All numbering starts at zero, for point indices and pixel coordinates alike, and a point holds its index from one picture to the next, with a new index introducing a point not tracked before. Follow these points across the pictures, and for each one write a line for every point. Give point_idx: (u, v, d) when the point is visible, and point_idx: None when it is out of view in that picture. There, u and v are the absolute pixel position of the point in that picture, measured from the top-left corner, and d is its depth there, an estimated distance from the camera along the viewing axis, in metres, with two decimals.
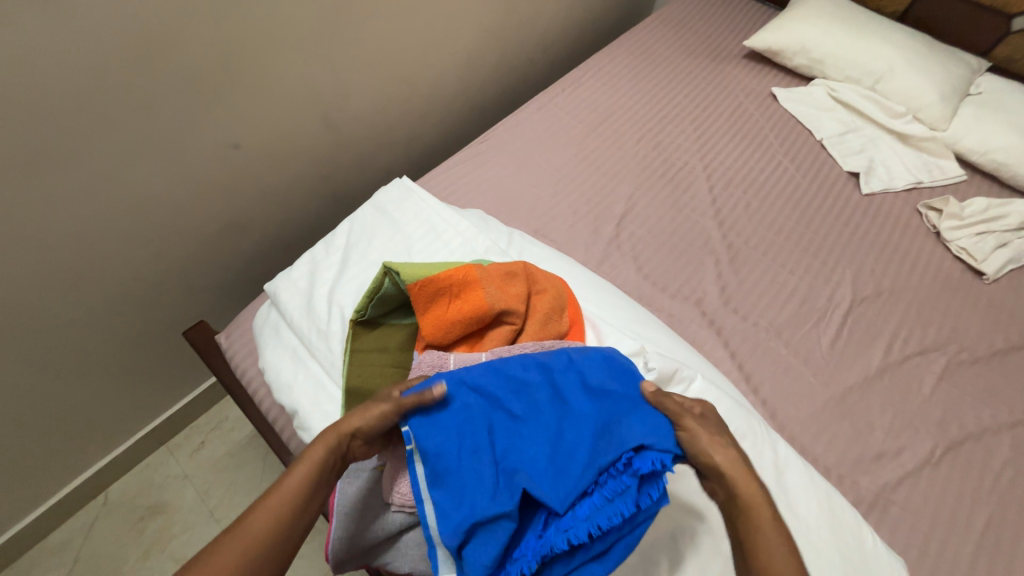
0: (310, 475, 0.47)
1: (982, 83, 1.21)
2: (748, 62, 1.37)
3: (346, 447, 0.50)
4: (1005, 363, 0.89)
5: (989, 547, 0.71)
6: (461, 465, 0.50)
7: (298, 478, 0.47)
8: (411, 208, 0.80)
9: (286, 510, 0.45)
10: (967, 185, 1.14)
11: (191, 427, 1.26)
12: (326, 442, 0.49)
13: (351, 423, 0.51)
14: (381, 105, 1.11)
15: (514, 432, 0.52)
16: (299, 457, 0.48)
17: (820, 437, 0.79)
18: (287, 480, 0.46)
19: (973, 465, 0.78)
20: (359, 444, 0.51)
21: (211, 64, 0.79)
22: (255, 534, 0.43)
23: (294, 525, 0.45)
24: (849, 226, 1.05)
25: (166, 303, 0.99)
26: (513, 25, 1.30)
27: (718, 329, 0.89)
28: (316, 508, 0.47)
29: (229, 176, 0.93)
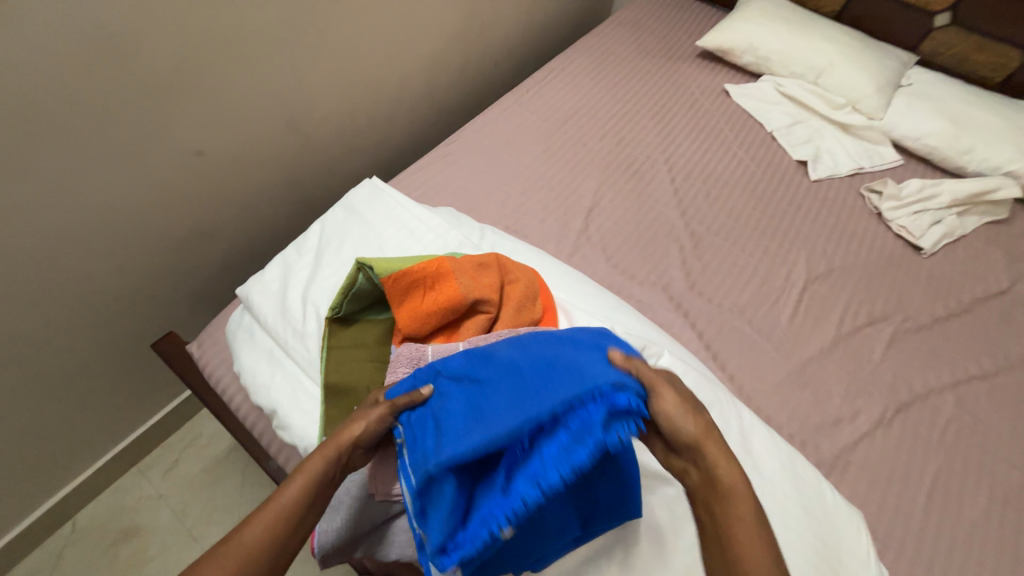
0: (307, 487, 0.48)
1: (912, 76, 1.31)
2: (701, 61, 1.44)
3: (344, 458, 0.51)
4: (944, 328, 0.97)
5: (939, 496, 0.77)
6: (427, 421, 0.49)
7: (295, 489, 0.47)
8: (382, 207, 0.81)
9: (281, 523, 0.45)
10: (904, 169, 1.23)
11: (163, 446, 1.22)
12: (325, 453, 0.49)
13: (350, 434, 0.51)
14: (348, 109, 1.12)
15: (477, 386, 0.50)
16: (298, 468, 0.48)
17: (784, 407, 0.84)
18: (284, 491, 0.47)
19: (922, 423, 0.84)
20: (360, 453, 0.51)
21: (174, 72, 0.78)
22: (249, 543, 0.43)
23: (289, 536, 0.45)
24: (801, 210, 1.12)
25: (132, 316, 0.96)
26: (476, 30, 1.33)
27: (686, 311, 0.93)
28: (312, 519, 0.47)
29: (195, 183, 0.91)
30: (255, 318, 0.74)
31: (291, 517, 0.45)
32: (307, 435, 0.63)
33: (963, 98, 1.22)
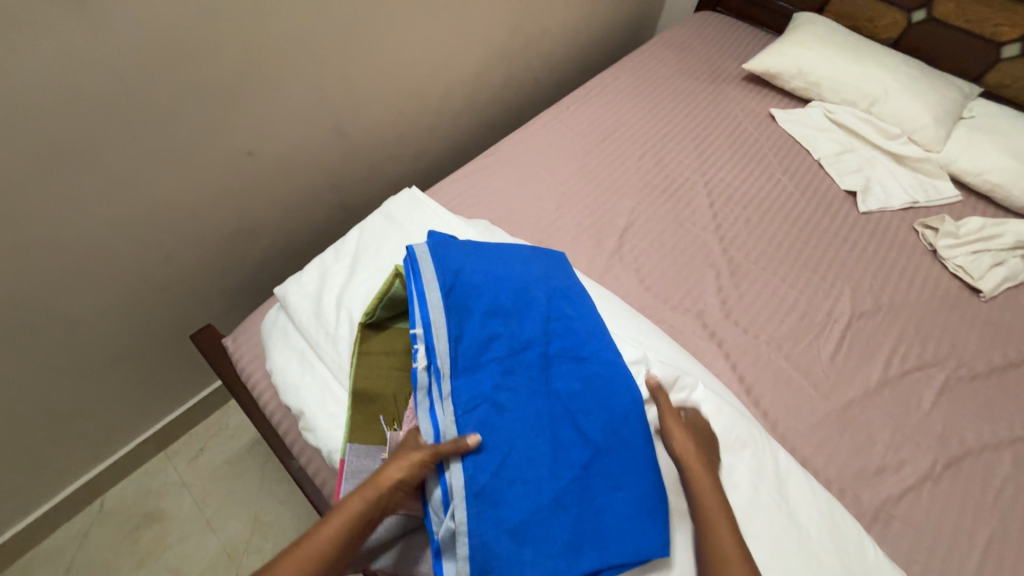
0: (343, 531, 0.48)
1: (975, 108, 1.25)
2: (746, 83, 1.41)
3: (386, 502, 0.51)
4: (1003, 379, 0.90)
5: (993, 563, 0.71)
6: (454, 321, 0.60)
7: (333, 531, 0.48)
8: (419, 216, 0.82)
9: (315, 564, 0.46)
10: (963, 205, 1.16)
11: (191, 432, 1.26)
12: (369, 495, 0.50)
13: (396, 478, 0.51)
14: (391, 117, 1.14)
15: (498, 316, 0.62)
16: (345, 504, 0.49)
17: (820, 450, 0.79)
18: (324, 531, 0.47)
19: (974, 480, 0.78)
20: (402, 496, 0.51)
21: (233, 77, 0.83)
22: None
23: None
24: (847, 243, 1.07)
25: (174, 307, 1.00)
26: (520, 45, 1.35)
27: (720, 340, 0.90)
28: (348, 558, 0.48)
29: (242, 182, 0.95)
30: (290, 318, 0.76)
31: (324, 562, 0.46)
32: (332, 439, 0.64)
33: None
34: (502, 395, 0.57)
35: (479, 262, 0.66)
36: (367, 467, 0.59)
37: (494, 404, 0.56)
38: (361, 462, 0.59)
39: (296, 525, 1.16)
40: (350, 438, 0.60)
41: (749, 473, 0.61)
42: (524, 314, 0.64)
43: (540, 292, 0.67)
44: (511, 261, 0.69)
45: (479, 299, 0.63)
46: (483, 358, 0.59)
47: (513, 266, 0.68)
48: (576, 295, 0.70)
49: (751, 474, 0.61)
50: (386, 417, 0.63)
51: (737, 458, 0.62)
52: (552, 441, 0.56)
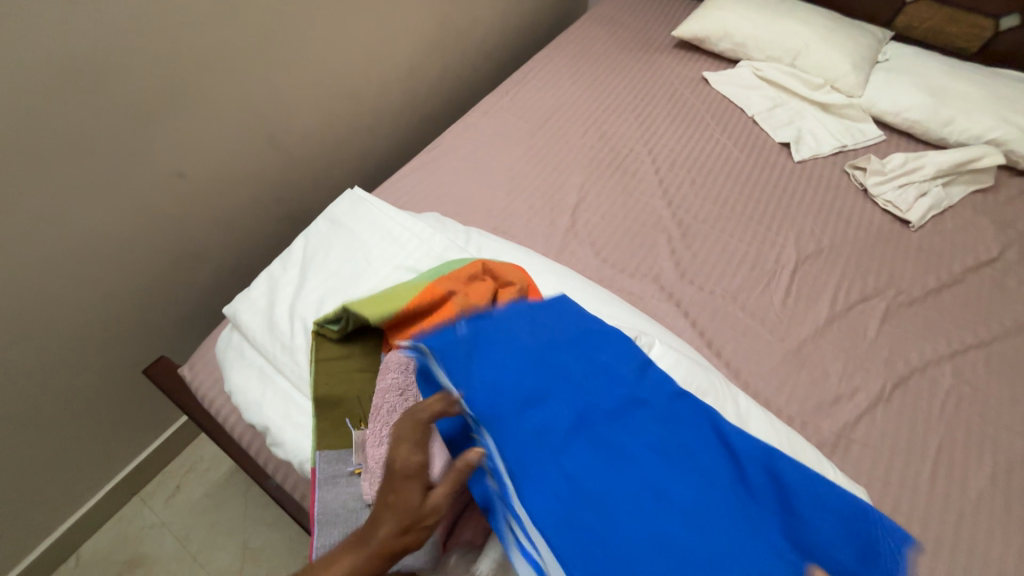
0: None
1: (889, 52, 1.32)
2: (678, 51, 1.44)
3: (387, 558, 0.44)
4: (938, 300, 0.97)
5: (944, 467, 0.77)
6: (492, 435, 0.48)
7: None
8: (365, 215, 0.81)
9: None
10: (887, 144, 1.23)
11: (164, 472, 1.21)
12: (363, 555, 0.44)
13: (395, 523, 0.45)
14: (328, 121, 1.11)
15: (538, 404, 0.50)
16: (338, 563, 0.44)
17: (780, 389, 0.83)
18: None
19: (922, 396, 0.84)
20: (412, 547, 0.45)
21: (148, 94, 0.79)
22: None
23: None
24: (787, 192, 1.12)
25: (123, 344, 0.96)
26: (451, 35, 1.34)
27: (678, 300, 0.93)
28: None
29: (178, 206, 0.91)
30: (244, 336, 0.74)
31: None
32: (301, 450, 0.63)
33: (941, 70, 1.23)
34: (593, 495, 0.46)
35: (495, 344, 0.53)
36: (340, 472, 0.59)
37: (593, 512, 0.45)
38: (333, 467, 0.59)
39: (288, 548, 1.13)
40: (318, 446, 0.60)
41: None
42: (565, 385, 0.52)
43: (562, 352, 0.56)
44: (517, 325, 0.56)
45: (510, 391, 0.50)
46: (549, 461, 0.47)
47: (518, 327, 0.56)
48: (592, 335, 0.59)
49: None
50: (352, 419, 0.62)
51: None
52: (682, 515, 0.45)
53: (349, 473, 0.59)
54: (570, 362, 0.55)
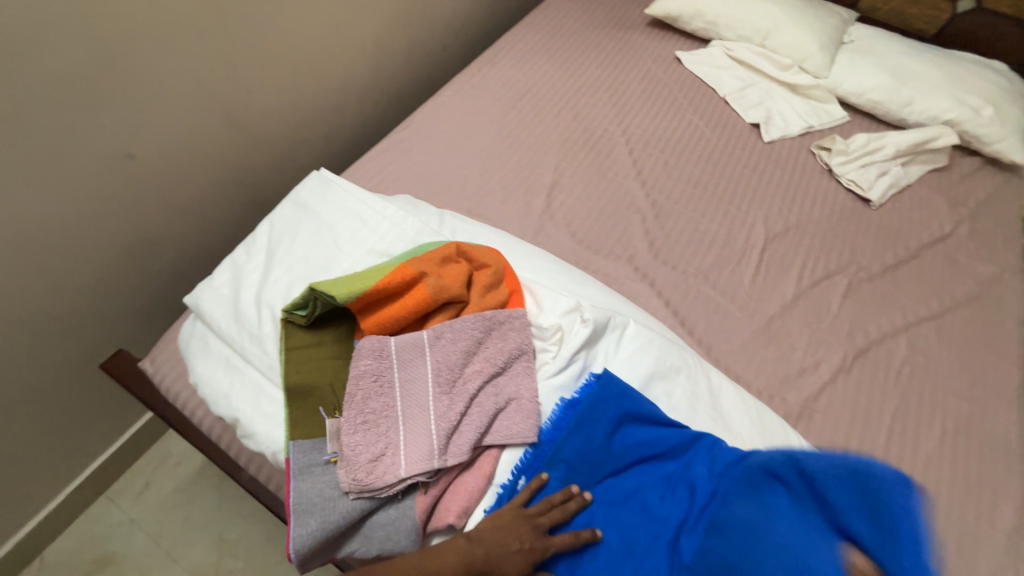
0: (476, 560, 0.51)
1: (854, 33, 1.34)
2: (651, 29, 1.43)
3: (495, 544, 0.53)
4: (895, 275, 1.01)
5: (897, 431, 0.82)
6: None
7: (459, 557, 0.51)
8: (333, 198, 0.77)
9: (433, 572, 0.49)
10: (851, 125, 1.27)
11: (131, 469, 1.17)
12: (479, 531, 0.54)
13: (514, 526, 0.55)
14: (290, 99, 1.06)
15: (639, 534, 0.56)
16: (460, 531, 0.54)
17: (749, 364, 0.86)
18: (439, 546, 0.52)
19: (879, 366, 0.89)
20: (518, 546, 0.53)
21: (86, 67, 0.73)
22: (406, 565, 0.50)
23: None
24: (756, 172, 1.14)
25: (77, 338, 0.91)
26: (419, 9, 1.28)
27: (651, 281, 0.94)
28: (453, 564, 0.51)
29: (129, 190, 0.86)
30: (208, 326, 0.70)
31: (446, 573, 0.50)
32: (274, 441, 0.61)
33: (902, 52, 1.26)
34: None
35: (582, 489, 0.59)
36: (315, 461, 0.58)
37: None
38: (308, 456, 0.58)
39: (265, 538, 1.11)
40: (291, 436, 0.59)
41: (684, 395, 0.66)
42: (654, 507, 0.58)
43: (633, 470, 0.61)
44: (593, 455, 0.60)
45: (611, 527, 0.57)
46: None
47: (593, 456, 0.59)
48: (660, 437, 0.61)
49: (687, 396, 0.66)
50: (325, 407, 0.60)
51: (673, 384, 0.67)
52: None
53: (324, 462, 0.58)
54: (647, 478, 0.60)
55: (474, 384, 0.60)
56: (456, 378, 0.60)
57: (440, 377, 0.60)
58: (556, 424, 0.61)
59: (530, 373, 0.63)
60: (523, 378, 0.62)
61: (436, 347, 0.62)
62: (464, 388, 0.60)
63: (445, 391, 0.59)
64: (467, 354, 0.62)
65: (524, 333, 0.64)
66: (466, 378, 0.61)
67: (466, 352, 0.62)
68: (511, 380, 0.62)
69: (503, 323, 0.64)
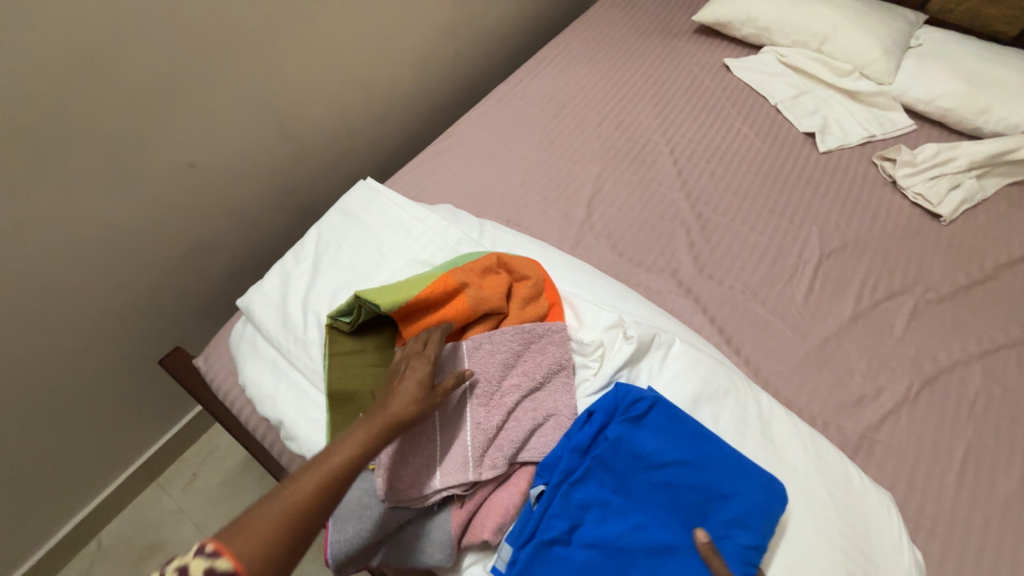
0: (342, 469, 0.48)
1: (922, 36, 1.26)
2: (699, 36, 1.39)
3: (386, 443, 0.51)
4: (968, 298, 0.93)
5: (970, 470, 0.74)
6: None
7: (310, 484, 0.46)
8: (378, 207, 0.79)
9: (292, 511, 0.44)
10: (918, 134, 1.18)
11: (181, 460, 1.23)
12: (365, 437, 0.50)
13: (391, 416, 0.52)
14: (339, 110, 1.10)
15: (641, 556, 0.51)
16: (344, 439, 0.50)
17: (802, 388, 0.81)
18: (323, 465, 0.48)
19: (950, 398, 0.81)
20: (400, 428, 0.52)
21: (157, 82, 0.78)
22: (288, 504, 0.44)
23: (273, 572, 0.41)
24: (811, 184, 1.08)
25: (140, 334, 0.97)
26: (465, 21, 1.30)
27: (696, 296, 0.91)
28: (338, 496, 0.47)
29: (189, 195, 0.91)
30: (258, 328, 0.73)
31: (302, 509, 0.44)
32: (314, 444, 0.62)
33: (977, 55, 1.17)
34: None
35: (605, 503, 0.54)
36: None
37: None
38: None
39: None
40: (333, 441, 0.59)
41: (733, 420, 0.63)
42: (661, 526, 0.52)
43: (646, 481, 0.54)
44: (614, 472, 0.55)
45: (614, 546, 0.51)
46: None
47: (613, 471, 0.55)
48: (681, 448, 0.55)
49: (736, 421, 0.63)
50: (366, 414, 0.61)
51: (720, 408, 0.63)
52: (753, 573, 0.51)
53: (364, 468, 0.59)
54: (660, 492, 0.54)
55: (513, 396, 0.60)
56: (494, 389, 0.60)
57: (480, 388, 0.60)
58: (580, 436, 0.56)
59: (569, 388, 0.62)
60: (562, 392, 0.61)
61: (476, 356, 0.61)
62: (503, 400, 0.60)
63: (484, 402, 0.59)
64: (506, 365, 0.61)
65: (564, 347, 0.63)
66: (506, 390, 0.60)
67: (506, 363, 0.61)
68: (549, 394, 0.61)
69: (542, 335, 0.63)
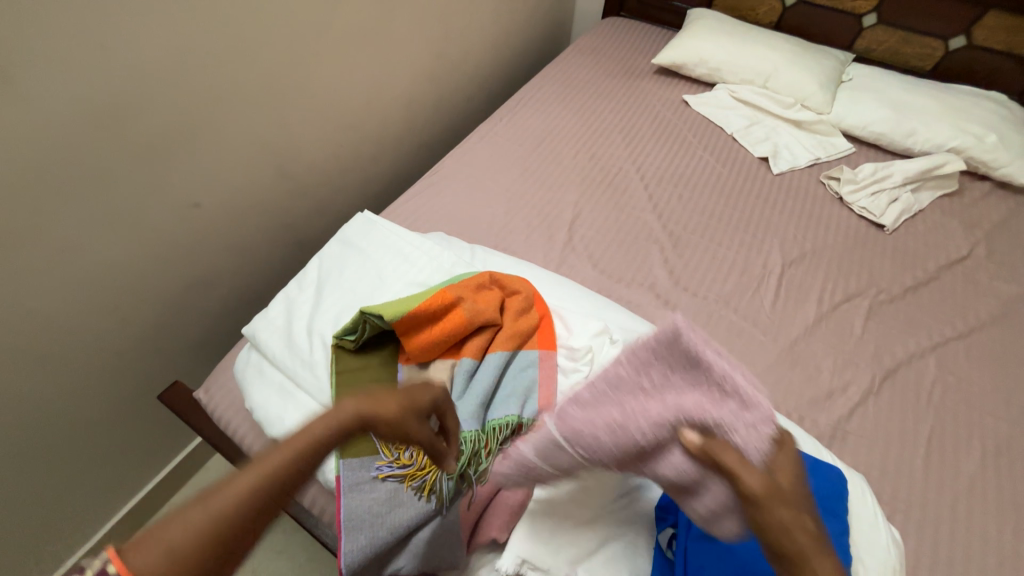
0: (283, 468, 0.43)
1: (851, 71, 1.43)
2: (659, 76, 1.54)
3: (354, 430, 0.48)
4: (916, 297, 1.03)
5: (935, 453, 0.81)
6: None
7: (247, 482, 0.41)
8: (375, 236, 0.85)
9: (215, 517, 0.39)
10: (857, 155, 1.32)
11: (170, 504, 1.21)
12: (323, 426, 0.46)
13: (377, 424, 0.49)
14: (331, 150, 1.17)
15: None
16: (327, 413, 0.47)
17: (776, 386, 0.88)
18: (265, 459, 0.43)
19: (909, 387, 0.89)
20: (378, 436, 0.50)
21: (169, 131, 0.84)
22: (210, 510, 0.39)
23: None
24: (769, 203, 1.19)
25: (137, 372, 0.98)
26: (446, 68, 1.42)
27: (674, 307, 0.98)
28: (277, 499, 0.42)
29: (192, 235, 0.95)
30: (263, 354, 0.76)
31: (222, 530, 0.39)
32: (325, 459, 0.65)
33: (899, 87, 1.34)
34: None
35: None
36: (362, 479, 0.61)
37: None
38: (357, 474, 0.61)
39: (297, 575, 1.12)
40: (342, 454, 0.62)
41: None
42: None
43: None
44: None
45: None
46: None
47: None
48: None
49: None
50: None
51: None
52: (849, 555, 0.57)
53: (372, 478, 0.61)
54: None
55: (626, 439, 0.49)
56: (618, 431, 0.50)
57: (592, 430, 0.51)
58: None
59: (744, 407, 0.47)
60: (734, 414, 0.47)
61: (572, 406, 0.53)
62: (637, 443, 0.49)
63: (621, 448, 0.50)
64: (625, 392, 0.52)
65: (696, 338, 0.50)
66: (639, 424, 0.48)
67: (621, 389, 0.52)
68: (715, 414, 0.47)
69: (660, 343, 0.51)
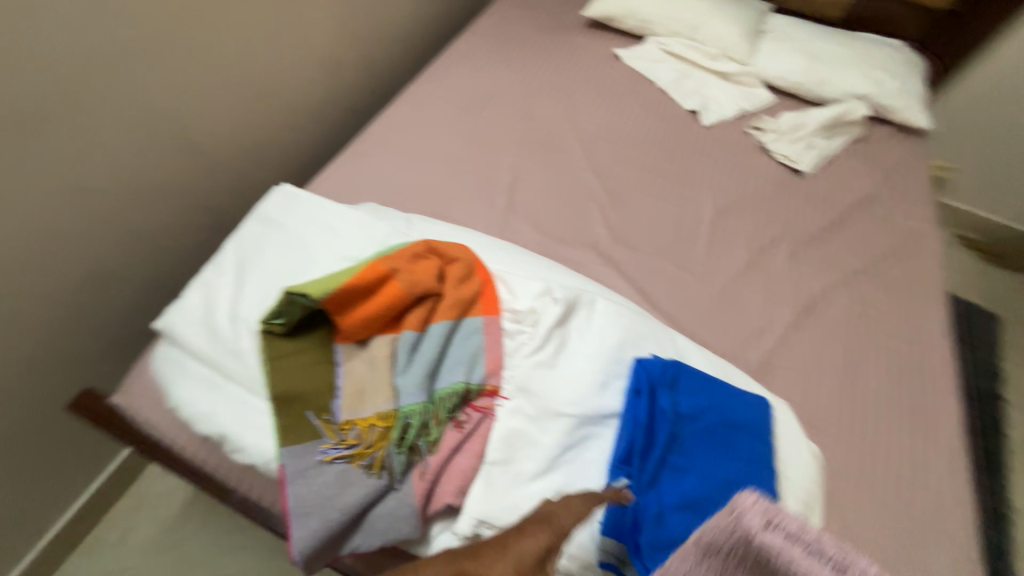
0: None
1: (771, 21, 1.47)
2: (590, 29, 1.50)
3: None
4: (830, 236, 1.11)
5: (846, 374, 0.90)
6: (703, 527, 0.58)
7: None
8: (297, 211, 0.78)
9: None
10: (778, 105, 1.38)
11: (108, 515, 1.13)
12: None
13: None
14: (241, 120, 1.05)
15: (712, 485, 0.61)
16: None
17: (711, 329, 0.93)
18: None
19: (825, 319, 0.97)
20: None
21: (29, 102, 0.71)
22: None
23: None
24: (700, 155, 1.23)
25: (40, 383, 0.88)
26: (365, 23, 1.30)
27: (615, 262, 1.00)
28: None
29: (83, 223, 0.84)
30: (183, 348, 0.69)
31: None
32: (265, 451, 0.62)
33: (814, 36, 1.39)
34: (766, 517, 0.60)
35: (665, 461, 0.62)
36: (308, 464, 0.60)
37: None
38: (301, 460, 0.60)
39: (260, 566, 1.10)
40: (283, 443, 0.60)
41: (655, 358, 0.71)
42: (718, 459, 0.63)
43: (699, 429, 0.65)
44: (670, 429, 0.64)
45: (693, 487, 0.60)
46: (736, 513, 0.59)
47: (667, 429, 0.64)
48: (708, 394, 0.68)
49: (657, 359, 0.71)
50: (313, 411, 0.62)
51: (644, 350, 0.71)
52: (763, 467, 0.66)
53: (319, 462, 0.60)
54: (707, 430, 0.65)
55: None
56: None
57: None
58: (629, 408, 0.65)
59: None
60: None
61: None
62: None
63: None
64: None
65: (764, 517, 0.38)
66: None
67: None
68: None
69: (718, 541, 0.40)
